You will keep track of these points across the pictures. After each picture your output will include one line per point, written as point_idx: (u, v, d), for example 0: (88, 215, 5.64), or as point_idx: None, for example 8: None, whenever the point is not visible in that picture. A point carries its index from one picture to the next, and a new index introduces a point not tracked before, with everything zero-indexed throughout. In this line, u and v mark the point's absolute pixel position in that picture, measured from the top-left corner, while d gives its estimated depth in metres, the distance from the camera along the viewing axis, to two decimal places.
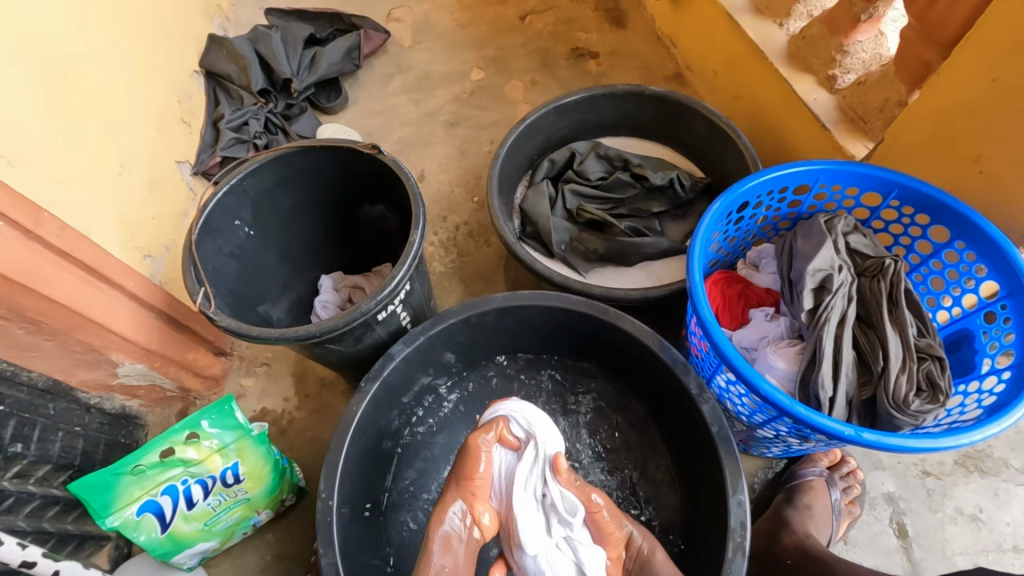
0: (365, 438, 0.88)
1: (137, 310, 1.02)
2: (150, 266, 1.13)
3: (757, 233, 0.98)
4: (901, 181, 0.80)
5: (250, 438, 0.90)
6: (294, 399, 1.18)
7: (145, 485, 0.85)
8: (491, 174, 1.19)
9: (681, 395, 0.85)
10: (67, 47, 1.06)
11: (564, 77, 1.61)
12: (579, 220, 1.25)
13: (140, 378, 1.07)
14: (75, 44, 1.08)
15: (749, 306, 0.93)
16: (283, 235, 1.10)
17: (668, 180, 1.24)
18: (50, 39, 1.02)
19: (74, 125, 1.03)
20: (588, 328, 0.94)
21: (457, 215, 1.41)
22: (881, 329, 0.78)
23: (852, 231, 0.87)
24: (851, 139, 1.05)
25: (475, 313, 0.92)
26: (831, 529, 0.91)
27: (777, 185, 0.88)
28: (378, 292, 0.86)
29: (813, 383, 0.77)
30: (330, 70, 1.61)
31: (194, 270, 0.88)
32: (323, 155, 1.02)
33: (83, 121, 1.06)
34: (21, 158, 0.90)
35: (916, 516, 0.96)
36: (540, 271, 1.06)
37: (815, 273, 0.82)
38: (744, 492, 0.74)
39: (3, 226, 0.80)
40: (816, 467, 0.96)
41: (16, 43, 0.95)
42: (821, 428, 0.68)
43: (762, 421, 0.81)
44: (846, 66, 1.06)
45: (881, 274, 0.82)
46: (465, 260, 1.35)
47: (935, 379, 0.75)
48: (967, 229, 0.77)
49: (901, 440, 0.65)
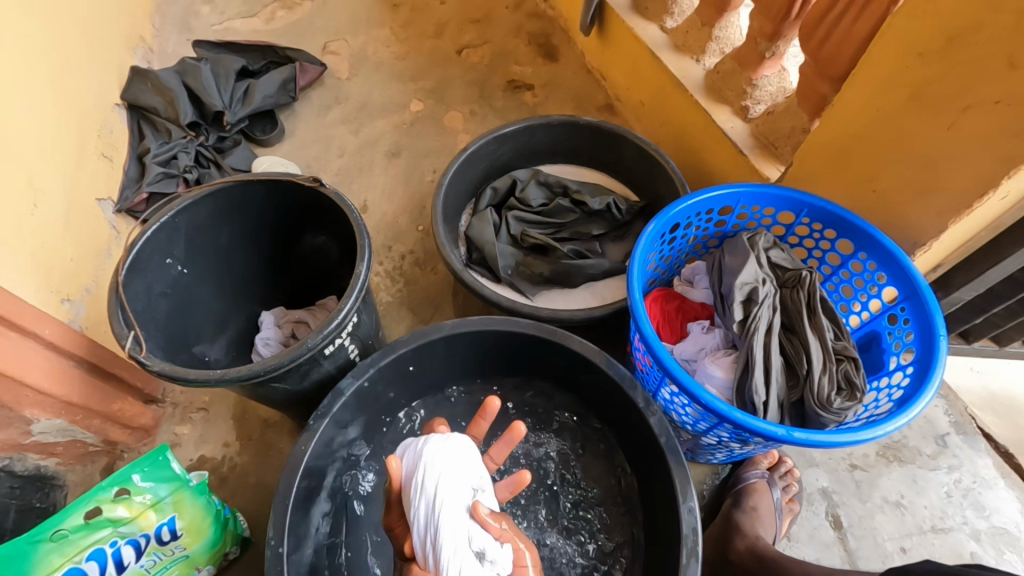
0: (315, 478, 0.85)
1: (55, 360, 0.94)
2: (69, 311, 1.05)
3: (689, 251, 1.05)
4: (809, 200, 0.89)
5: (189, 489, 0.85)
6: (236, 444, 1.12)
7: (67, 552, 0.77)
8: (435, 202, 1.21)
9: (630, 409, 0.88)
10: None
11: (502, 107, 1.67)
12: (523, 245, 1.29)
13: (58, 434, 0.97)
14: None
15: (687, 320, 0.99)
16: (220, 271, 1.05)
17: (606, 205, 1.31)
18: None
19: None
20: (538, 351, 0.96)
21: (402, 244, 1.41)
22: (803, 335, 0.85)
23: (772, 247, 0.95)
24: (766, 163, 1.15)
25: (425, 342, 0.92)
26: (775, 528, 0.96)
27: (703, 207, 0.95)
28: (324, 326, 0.84)
29: (748, 389, 0.82)
30: (264, 102, 1.58)
31: (122, 312, 0.83)
32: (262, 188, 1.00)
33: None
34: None
35: (848, 507, 1.03)
36: (488, 297, 1.08)
37: (743, 286, 0.88)
38: (693, 499, 0.77)
39: None
40: (758, 469, 1.02)
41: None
42: (758, 431, 0.73)
43: (706, 428, 0.85)
44: (756, 98, 1.18)
45: (799, 284, 0.89)
46: (412, 288, 1.34)
47: (852, 378, 0.82)
48: (867, 241, 0.86)
49: (827, 436, 0.70)
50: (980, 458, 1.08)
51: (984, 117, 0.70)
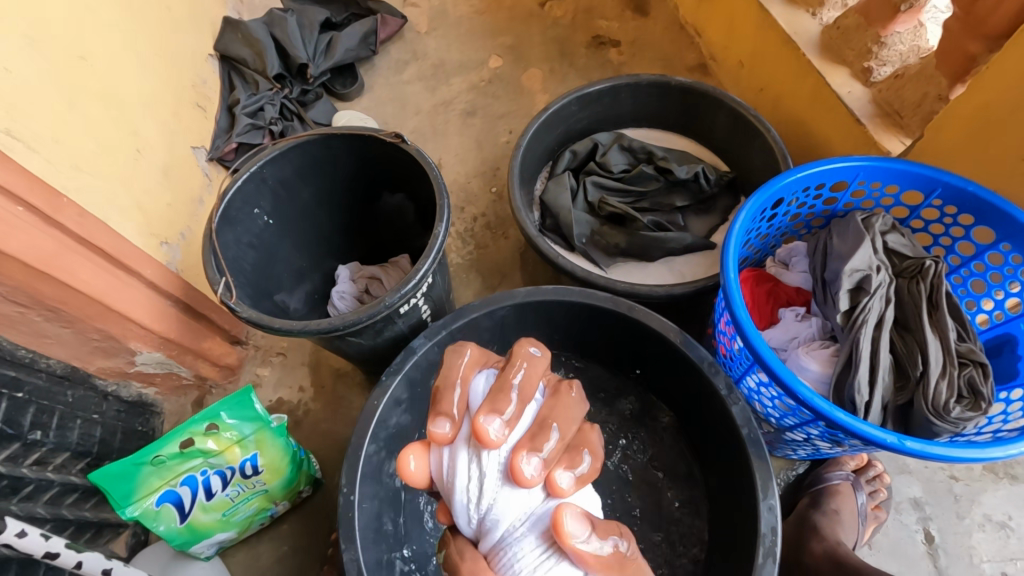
0: (387, 432, 0.87)
1: (155, 298, 1.00)
2: (167, 254, 1.12)
3: (787, 230, 0.95)
4: (946, 179, 0.77)
5: (269, 430, 0.89)
6: (310, 390, 1.17)
7: (165, 475, 0.84)
8: (512, 165, 1.17)
9: (709, 395, 0.83)
10: (84, 27, 1.03)
11: (584, 66, 1.58)
12: (600, 214, 1.23)
13: (157, 366, 1.05)
14: (91, 23, 1.05)
15: (779, 305, 0.91)
16: (302, 224, 1.08)
17: (693, 175, 1.22)
18: (66, 18, 0.99)
19: (92, 107, 1.01)
20: (613, 326, 0.92)
21: (474, 206, 1.39)
22: (920, 333, 0.76)
23: (890, 231, 0.84)
24: (885, 135, 1.02)
25: (498, 308, 0.90)
26: (857, 534, 0.89)
27: (813, 182, 0.85)
28: (401, 285, 0.84)
29: (849, 387, 0.75)
30: (346, 56, 1.58)
31: (215, 258, 0.86)
32: (344, 143, 1.00)
33: (100, 104, 1.04)
34: (39, 141, 0.88)
35: (943, 521, 0.94)
36: (563, 266, 1.04)
37: (853, 273, 0.79)
38: (774, 497, 0.72)
39: (23, 212, 0.78)
40: (843, 471, 0.94)
41: (34, 22, 0.92)
42: (861, 435, 0.66)
43: (793, 423, 0.79)
44: (882, 58, 1.03)
45: (921, 275, 0.79)
46: (482, 252, 1.32)
47: (976, 386, 0.73)
48: (1015, 231, 0.74)
49: (945, 449, 0.62)
50: None
51: None
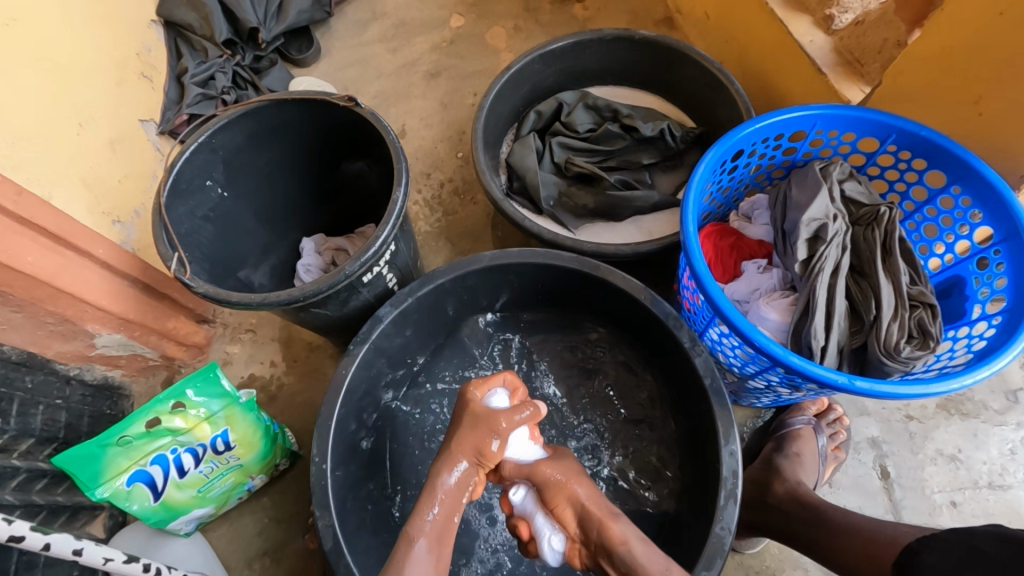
0: (357, 400, 0.87)
1: (110, 278, 0.97)
2: (120, 233, 1.08)
3: (750, 183, 0.96)
4: (900, 124, 0.77)
5: (238, 405, 0.89)
6: (282, 364, 1.16)
7: (134, 455, 0.83)
8: (475, 128, 1.14)
9: (674, 349, 0.84)
10: None
11: (549, 22, 1.53)
12: (567, 174, 1.21)
13: (120, 348, 1.03)
14: None
15: (742, 258, 0.92)
16: (259, 195, 1.04)
17: (659, 131, 1.21)
18: None
19: (22, 81, 0.95)
20: (580, 286, 0.93)
21: (441, 172, 1.36)
22: (873, 278, 0.77)
23: (847, 179, 0.85)
24: (846, 84, 1.02)
25: (463, 273, 0.90)
26: (818, 474, 0.94)
27: (772, 132, 0.85)
28: (362, 253, 0.82)
29: (806, 333, 0.76)
30: (299, 18, 1.50)
31: (166, 234, 0.83)
32: (297, 109, 0.96)
33: (32, 76, 0.97)
34: None
35: (898, 458, 0.99)
36: (530, 229, 1.04)
37: (811, 222, 0.80)
38: (736, 442, 0.75)
39: None
40: (804, 416, 0.98)
41: None
42: (814, 377, 0.68)
43: (754, 371, 0.81)
44: (843, 6, 1.01)
45: (876, 222, 0.80)
46: (451, 218, 1.31)
47: (926, 326, 0.75)
48: (965, 173, 0.75)
49: (893, 387, 0.65)
50: None
51: None
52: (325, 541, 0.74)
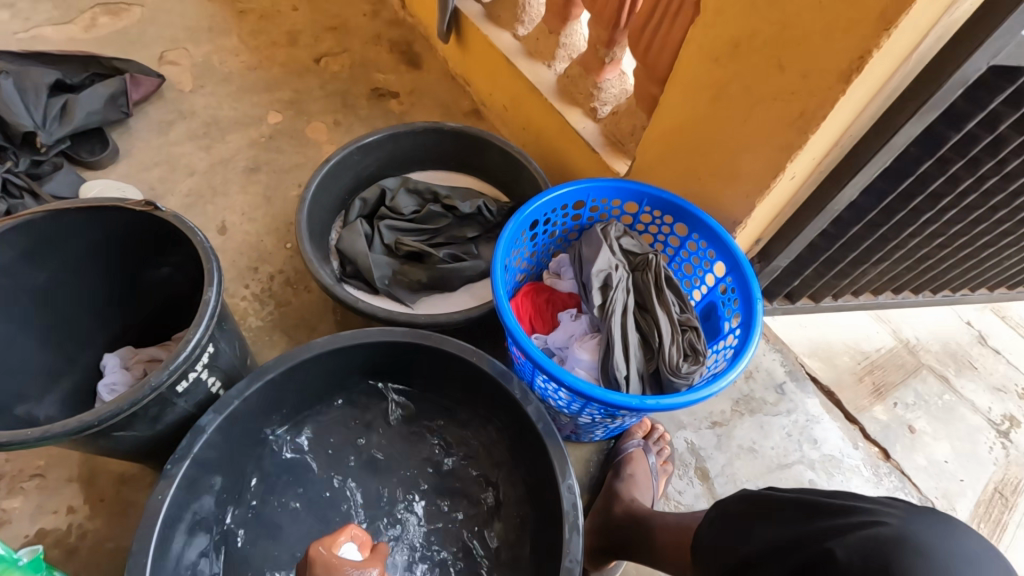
0: (178, 526, 0.78)
1: None
2: None
3: (553, 245, 1.11)
4: (648, 190, 0.98)
5: (18, 568, 0.74)
6: (84, 508, 0.99)
7: None
8: (298, 219, 1.16)
9: (509, 402, 0.91)
10: None
11: (368, 116, 1.64)
12: (399, 254, 1.28)
13: None
14: None
15: (556, 310, 1.05)
16: (41, 314, 0.92)
17: (476, 208, 1.34)
18: None
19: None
20: (416, 358, 0.97)
21: (269, 264, 1.33)
22: (652, 311, 0.94)
23: (622, 235, 1.04)
24: (614, 159, 1.26)
25: (294, 364, 0.88)
26: (653, 489, 1.06)
27: (559, 203, 1.02)
28: (171, 361, 0.76)
29: (611, 367, 0.89)
30: (89, 120, 1.40)
31: None
32: (84, 216, 0.89)
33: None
34: None
35: (712, 459, 1.17)
36: (364, 309, 1.06)
37: (599, 273, 0.96)
38: (571, 476, 0.82)
39: None
40: (634, 439, 1.11)
41: None
42: (618, 403, 0.80)
43: (579, 408, 0.91)
44: (602, 100, 1.27)
45: (647, 267, 0.99)
46: (284, 309, 1.27)
47: (695, 345, 0.93)
48: (697, 223, 0.97)
49: (675, 399, 0.79)
50: (810, 398, 1.28)
51: (769, 110, 0.83)
52: None
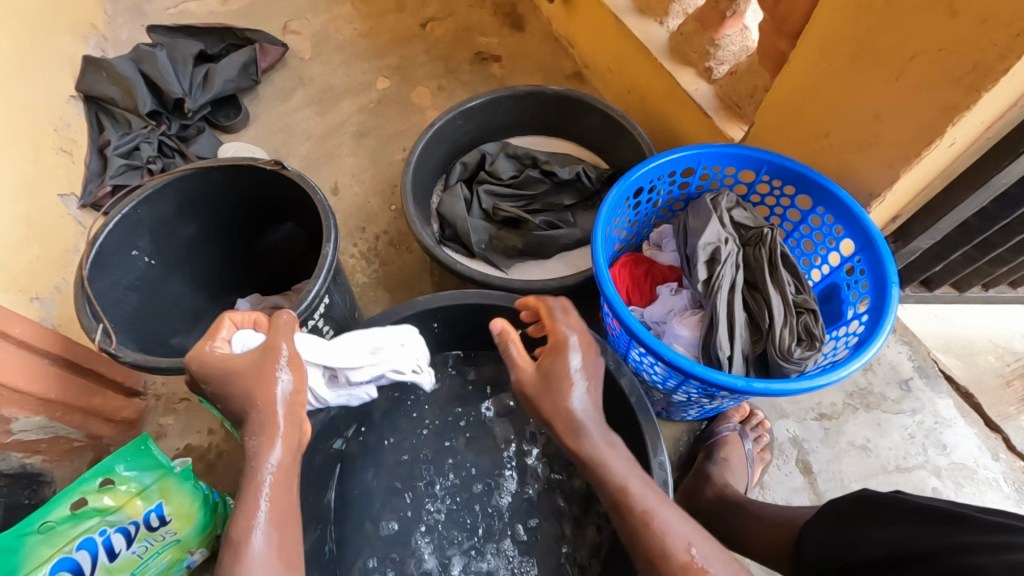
0: (298, 455, 0.87)
1: (28, 358, 0.94)
2: (39, 310, 1.05)
3: (655, 215, 1.06)
4: (768, 158, 0.90)
5: (173, 476, 0.86)
6: (221, 431, 1.14)
7: (56, 542, 0.79)
8: (403, 182, 1.20)
9: (601, 373, 0.91)
10: None
11: (469, 81, 1.65)
12: (496, 219, 1.29)
13: (40, 431, 0.98)
14: None
15: (656, 283, 1.01)
16: (190, 261, 1.05)
17: (575, 174, 1.31)
18: None
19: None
20: (512, 321, 0.98)
21: (375, 225, 1.41)
22: (764, 290, 0.87)
23: (734, 207, 0.97)
24: (728, 123, 1.16)
25: (399, 319, 0.94)
26: (747, 476, 1.01)
27: (666, 170, 0.96)
28: (294, 309, 0.84)
29: (713, 345, 0.85)
30: (226, 87, 1.54)
31: (89, 306, 0.82)
32: (224, 174, 0.99)
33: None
34: None
35: (817, 453, 1.08)
36: (462, 272, 1.09)
37: (706, 246, 0.91)
38: (663, 453, 0.80)
39: None
40: (730, 423, 1.06)
41: None
42: (720, 384, 0.76)
43: (675, 385, 0.88)
44: (719, 58, 1.17)
45: (762, 242, 0.91)
46: (387, 268, 1.34)
47: (812, 329, 0.85)
48: (825, 195, 0.88)
49: (785, 385, 0.73)
50: (942, 399, 1.13)
51: (929, 66, 0.71)
52: None
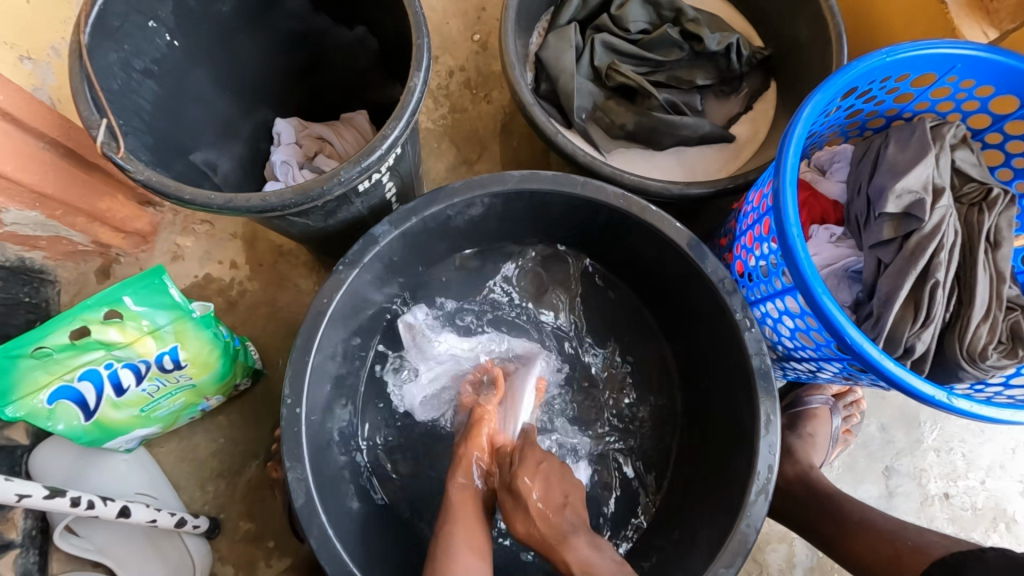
0: (343, 331, 0.71)
1: (19, 138, 0.75)
2: (31, 75, 0.81)
3: (838, 130, 0.79)
4: None
5: (191, 320, 0.73)
6: (244, 268, 0.99)
7: (54, 370, 0.68)
8: (507, 4, 0.90)
9: (719, 318, 0.73)
10: None
11: None
12: (607, 84, 1.00)
13: (36, 227, 0.82)
14: None
15: (811, 219, 0.79)
16: (223, 53, 0.80)
17: (724, 47, 1.00)
18: None
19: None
20: (617, 228, 0.78)
21: (451, 57, 1.11)
22: (972, 269, 0.66)
23: (959, 145, 0.70)
24: (968, 19, 0.82)
25: (483, 194, 0.73)
26: (825, 454, 0.90)
27: (898, 70, 0.67)
28: (362, 156, 0.62)
29: (908, 329, 0.64)
30: None
31: (90, 89, 0.60)
32: None
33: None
34: None
35: (903, 444, 0.97)
36: (561, 147, 0.85)
37: (903, 194, 0.66)
38: (776, 434, 0.66)
39: None
40: (823, 395, 0.92)
41: None
42: (907, 390, 0.58)
43: (808, 356, 0.69)
44: None
45: (987, 205, 0.68)
46: (459, 117, 1.09)
47: (1020, 333, 0.64)
48: None
49: (993, 412, 0.57)
50: None
51: None
52: (295, 499, 0.62)
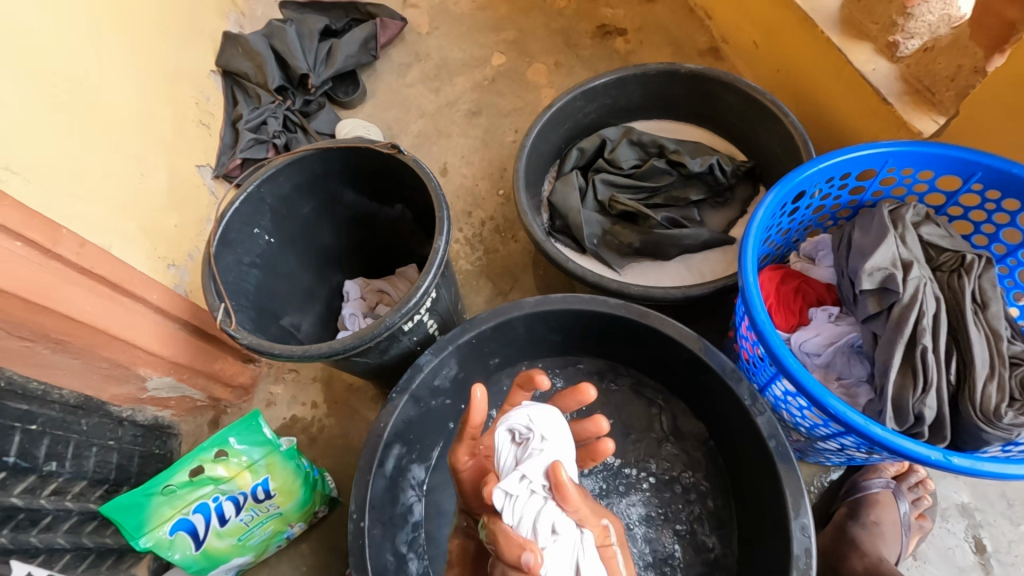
0: (397, 452, 0.83)
1: (162, 322, 1.00)
2: (174, 276, 1.08)
3: (811, 224, 0.89)
4: (986, 162, 0.70)
5: (279, 453, 0.88)
6: (323, 406, 1.16)
7: (176, 504, 0.84)
8: (517, 167, 1.12)
9: (731, 403, 0.78)
10: (91, 53, 1.00)
11: (592, 58, 1.48)
12: (611, 212, 1.17)
13: (170, 390, 1.05)
14: (100, 50, 1.02)
15: (808, 304, 0.85)
16: (305, 242, 1.05)
17: (707, 167, 1.16)
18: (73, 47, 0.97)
19: (75, 133, 0.93)
20: (628, 333, 0.88)
21: (482, 210, 1.34)
22: (964, 331, 0.69)
23: (923, 221, 0.78)
24: (916, 114, 0.93)
25: (505, 319, 0.87)
26: (901, 546, 0.84)
27: (838, 171, 0.78)
28: (402, 304, 0.80)
29: (913, 397, 0.67)
30: (346, 64, 1.48)
31: (214, 285, 0.85)
32: (343, 156, 0.98)
33: (86, 122, 0.96)
34: (52, 179, 0.87)
35: (995, 528, 0.88)
36: (573, 271, 0.99)
37: (873, 271, 0.73)
38: (807, 515, 0.67)
39: (38, 257, 0.80)
40: (881, 478, 0.89)
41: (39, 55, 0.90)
42: (902, 452, 0.60)
43: (825, 434, 0.72)
44: (908, 31, 0.92)
45: (963, 269, 0.72)
46: (492, 257, 1.28)
47: None
48: None
49: (998, 466, 0.57)
50: None
51: None
52: None
